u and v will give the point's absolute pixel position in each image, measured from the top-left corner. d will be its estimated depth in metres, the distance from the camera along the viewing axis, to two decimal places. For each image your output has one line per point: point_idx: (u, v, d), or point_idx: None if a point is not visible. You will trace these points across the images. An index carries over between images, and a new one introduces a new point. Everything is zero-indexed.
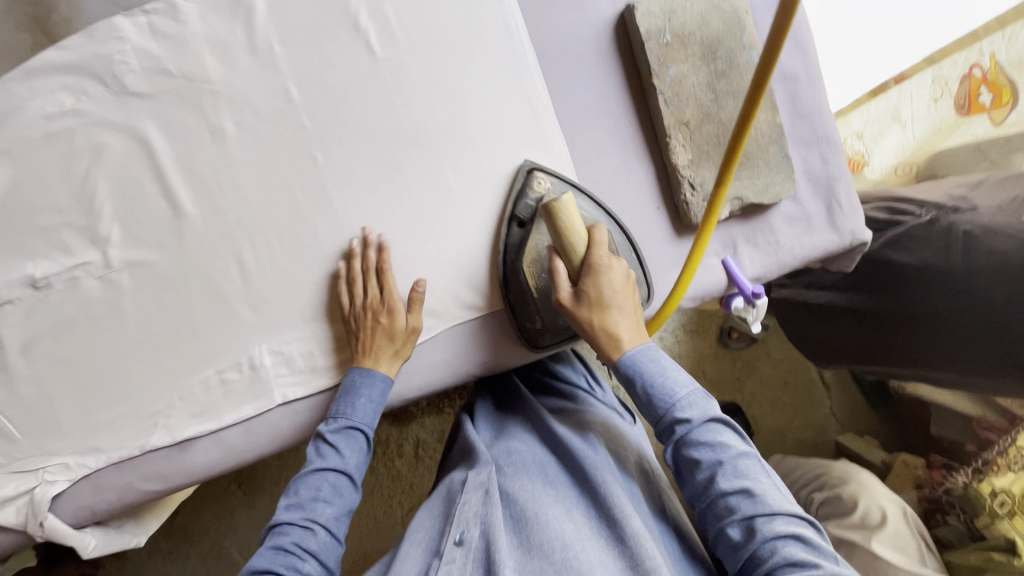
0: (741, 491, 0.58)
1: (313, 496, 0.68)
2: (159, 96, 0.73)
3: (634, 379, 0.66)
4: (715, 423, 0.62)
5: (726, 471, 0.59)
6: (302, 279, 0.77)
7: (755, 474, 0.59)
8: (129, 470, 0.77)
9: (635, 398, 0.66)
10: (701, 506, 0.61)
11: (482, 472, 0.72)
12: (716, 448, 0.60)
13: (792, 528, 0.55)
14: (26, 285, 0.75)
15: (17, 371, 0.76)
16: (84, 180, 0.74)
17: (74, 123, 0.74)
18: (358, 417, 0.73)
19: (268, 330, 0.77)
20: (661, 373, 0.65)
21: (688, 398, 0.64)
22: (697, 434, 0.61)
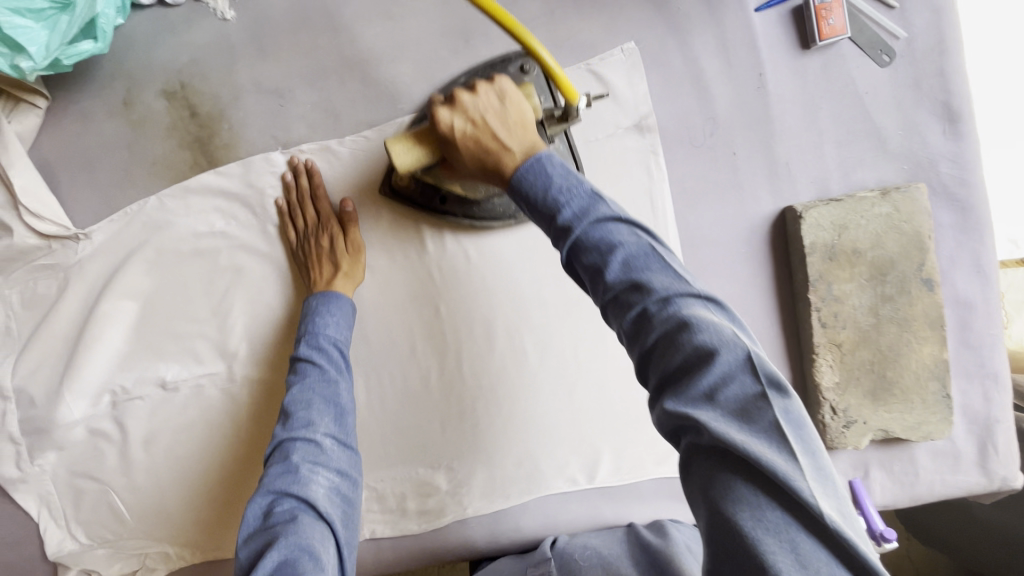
0: (706, 359, 0.41)
1: (307, 416, 0.64)
2: (302, 232, 0.75)
3: (535, 203, 0.51)
4: (606, 220, 0.48)
5: (679, 310, 0.43)
6: (405, 421, 0.77)
7: (650, 264, 0.46)
8: (221, 568, 0.81)
9: (584, 270, 0.48)
10: (644, 365, 0.46)
11: (541, 566, 0.68)
12: (683, 300, 0.44)
13: (687, 302, 0.44)
14: (157, 385, 0.79)
15: (135, 461, 0.81)
16: (220, 298, 0.78)
17: (222, 244, 0.77)
18: (329, 336, 0.69)
19: (367, 465, 0.78)
20: (564, 174, 0.51)
21: (617, 237, 0.47)
22: (660, 305, 0.45)
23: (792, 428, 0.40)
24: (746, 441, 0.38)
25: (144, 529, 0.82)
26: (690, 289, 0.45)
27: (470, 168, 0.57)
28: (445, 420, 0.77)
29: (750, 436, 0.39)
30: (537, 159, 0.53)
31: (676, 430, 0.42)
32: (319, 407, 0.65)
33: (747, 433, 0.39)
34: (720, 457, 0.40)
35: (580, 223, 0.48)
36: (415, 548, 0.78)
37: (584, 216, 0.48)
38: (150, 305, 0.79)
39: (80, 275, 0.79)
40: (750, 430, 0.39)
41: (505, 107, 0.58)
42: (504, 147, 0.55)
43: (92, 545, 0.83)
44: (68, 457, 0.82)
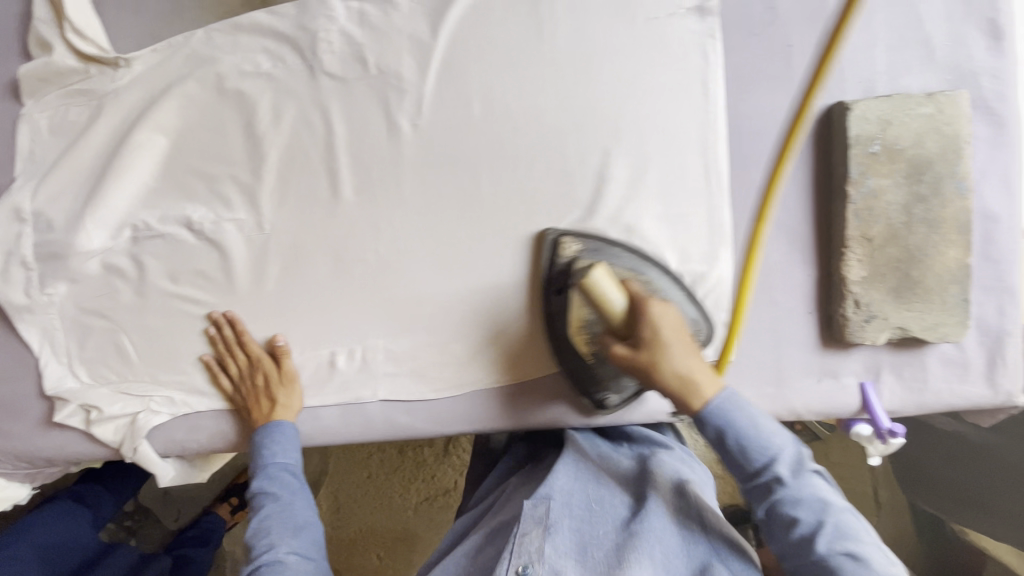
0: (856, 557, 0.53)
1: (287, 523, 0.67)
2: (351, 82, 0.75)
3: (738, 442, 0.59)
4: (812, 484, 0.58)
5: (866, 546, 0.54)
6: (430, 287, 0.77)
7: (857, 529, 0.55)
8: (227, 419, 0.80)
9: (773, 520, 0.58)
10: (794, 556, 0.57)
11: (540, 505, 0.67)
12: (817, 515, 0.56)
13: (855, 548, 0.54)
14: (181, 225, 0.78)
15: (149, 301, 0.79)
16: (256, 140, 0.76)
17: (265, 86, 0.76)
18: (272, 461, 0.72)
19: (388, 328, 0.78)
20: (754, 423, 0.60)
21: (787, 460, 0.59)
22: (809, 523, 0.56)
23: None
24: None
25: (151, 373, 0.80)
26: (829, 494, 0.57)
27: (669, 368, 0.60)
28: (470, 290, 0.78)
29: None
30: (720, 409, 0.60)
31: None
32: (281, 449, 0.73)
33: None
34: None
35: (766, 462, 0.59)
36: (427, 414, 0.79)
37: (778, 478, 0.58)
38: (182, 143, 0.77)
39: (115, 105, 0.78)
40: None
41: (678, 322, 0.62)
42: (681, 367, 0.60)
43: (92, 384, 0.81)
44: (80, 291, 0.80)
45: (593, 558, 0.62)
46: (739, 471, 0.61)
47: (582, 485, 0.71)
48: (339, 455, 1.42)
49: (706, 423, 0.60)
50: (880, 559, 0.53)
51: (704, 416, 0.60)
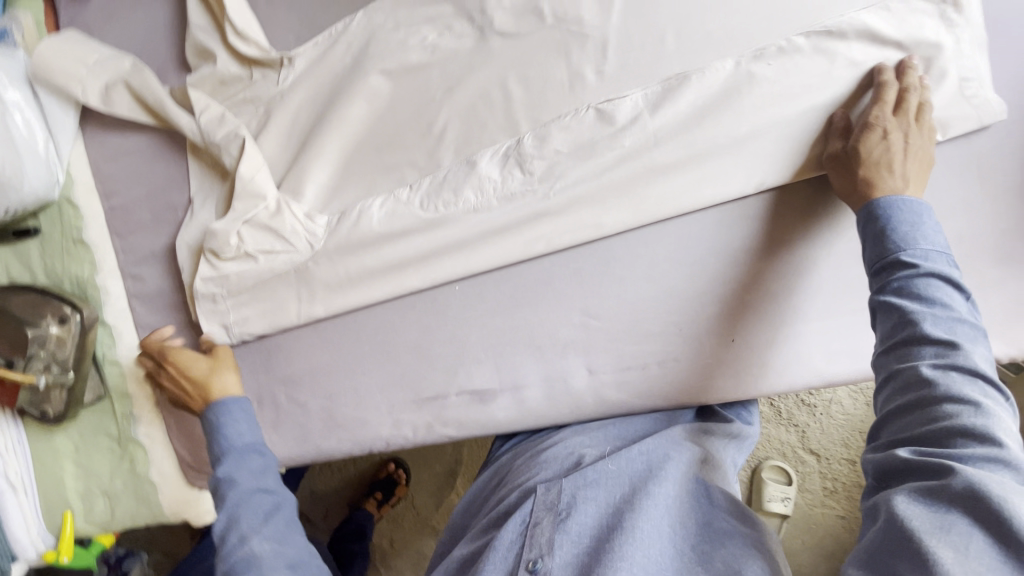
0: (967, 397, 0.46)
1: (245, 524, 0.67)
2: (525, 37, 0.69)
3: (895, 232, 0.54)
4: (961, 349, 0.48)
5: (950, 355, 0.48)
6: (629, 250, 0.72)
7: (967, 340, 0.49)
8: (428, 411, 0.79)
9: (887, 335, 0.52)
10: (899, 376, 0.50)
11: (551, 490, 0.65)
12: (949, 356, 0.48)
13: (972, 361, 0.47)
14: (360, 217, 0.75)
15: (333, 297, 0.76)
16: (430, 120, 0.73)
17: (434, 58, 0.72)
18: (234, 444, 0.73)
19: (588, 296, 0.73)
20: (915, 225, 0.54)
21: (927, 254, 0.53)
22: (930, 331, 0.49)
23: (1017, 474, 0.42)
24: (980, 477, 0.41)
25: (350, 375, 0.81)
26: (990, 377, 0.47)
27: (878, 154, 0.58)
28: (672, 246, 0.70)
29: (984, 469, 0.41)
30: (913, 232, 0.54)
31: (890, 413, 0.50)
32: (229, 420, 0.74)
33: (997, 480, 0.40)
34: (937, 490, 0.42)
35: (927, 287, 0.51)
36: (642, 387, 0.73)
37: (926, 336, 0.49)
38: (353, 132, 0.75)
39: (282, 104, 0.76)
40: (995, 481, 0.40)
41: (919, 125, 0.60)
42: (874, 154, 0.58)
43: (293, 390, 0.82)
44: (257, 304, 0.78)
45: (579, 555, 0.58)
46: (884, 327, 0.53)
47: (546, 458, 0.72)
48: (472, 444, 1.41)
49: (880, 236, 0.55)
50: (1005, 437, 0.44)
51: (899, 271, 0.53)
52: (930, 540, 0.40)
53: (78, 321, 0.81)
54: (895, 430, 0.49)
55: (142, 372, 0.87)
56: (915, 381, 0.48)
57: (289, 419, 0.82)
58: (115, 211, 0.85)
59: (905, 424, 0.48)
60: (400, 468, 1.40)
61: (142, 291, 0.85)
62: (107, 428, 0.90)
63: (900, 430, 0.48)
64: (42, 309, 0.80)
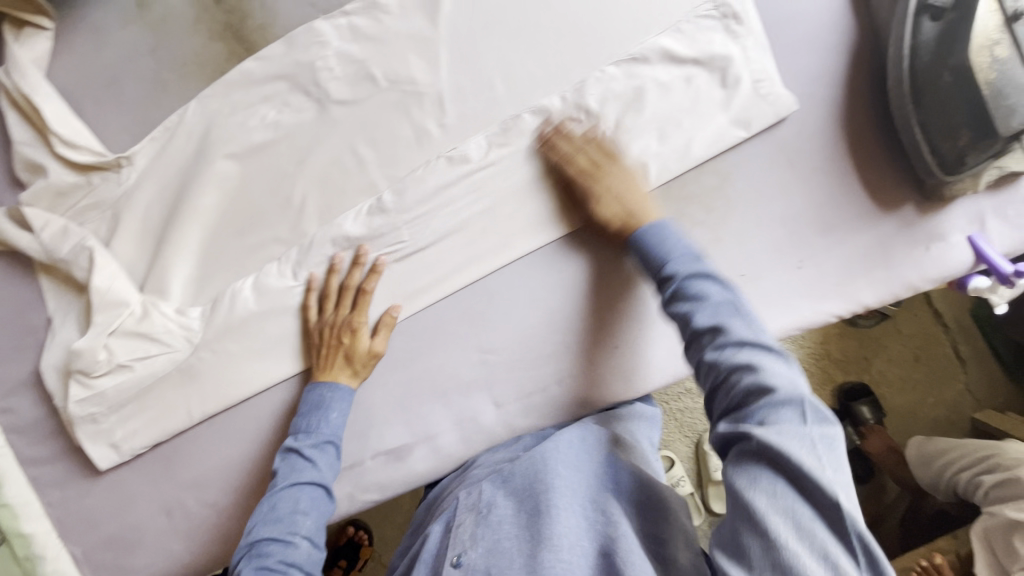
0: (747, 366, 0.52)
1: (291, 509, 0.63)
2: (363, 102, 0.71)
3: (654, 254, 0.62)
4: (728, 332, 0.54)
5: (726, 338, 0.54)
6: (505, 285, 0.75)
7: (732, 315, 0.55)
8: (347, 480, 0.78)
9: (679, 322, 0.58)
10: (699, 371, 0.56)
11: (472, 494, 0.67)
12: (722, 336, 0.55)
13: (739, 342, 0.53)
14: (234, 304, 0.73)
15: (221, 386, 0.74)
16: (288, 194, 0.73)
17: (278, 134, 0.72)
18: (330, 432, 0.69)
19: (478, 335, 0.76)
20: (663, 243, 0.62)
21: (682, 269, 0.59)
22: (699, 320, 0.56)
23: (811, 414, 0.48)
24: (782, 445, 0.47)
25: (256, 463, 0.77)
26: (762, 342, 0.53)
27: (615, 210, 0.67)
28: (543, 274, 0.75)
29: (780, 430, 0.48)
30: (667, 255, 0.61)
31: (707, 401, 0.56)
32: (332, 410, 0.69)
33: (784, 437, 0.47)
34: (749, 455, 0.49)
35: (685, 284, 0.58)
36: (547, 409, 0.76)
37: (698, 322, 0.56)
38: (210, 220, 0.73)
39: (129, 206, 0.73)
40: (776, 431, 0.48)
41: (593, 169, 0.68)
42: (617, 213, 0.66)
43: (200, 490, 0.78)
44: (143, 414, 0.74)
45: (502, 546, 0.59)
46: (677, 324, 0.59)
47: (474, 471, 0.73)
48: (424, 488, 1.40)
49: (655, 261, 0.62)
50: (776, 380, 0.51)
51: (671, 282, 0.60)
52: (767, 514, 0.46)
53: None
54: (716, 408, 0.55)
55: (33, 511, 0.80)
56: (706, 367, 0.55)
57: (203, 522, 0.78)
58: None
59: (720, 401, 0.54)
60: (358, 531, 1.37)
61: (17, 424, 0.79)
62: None
63: (715, 409, 0.55)
64: None
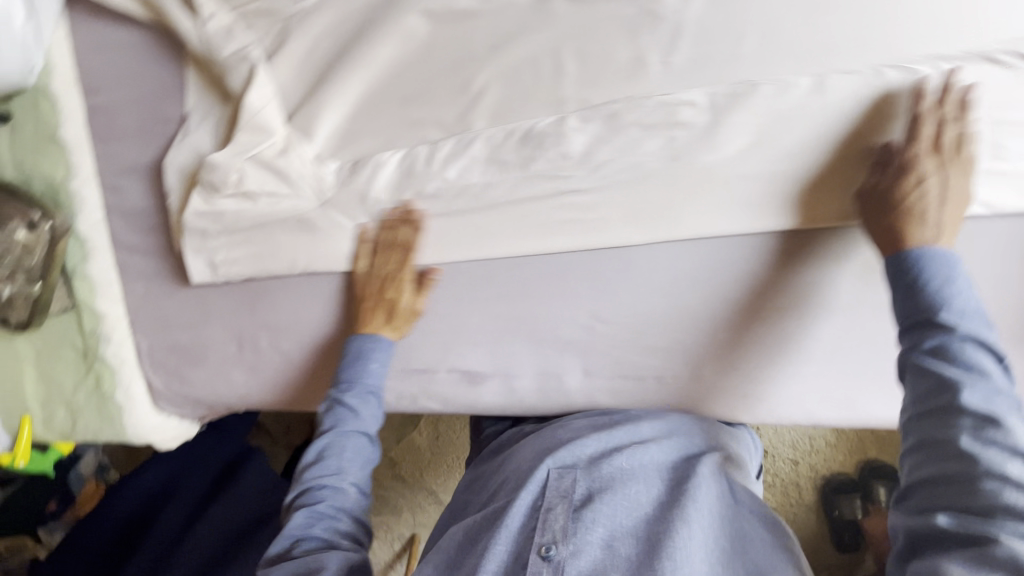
0: (1010, 478, 0.40)
1: (338, 460, 0.66)
2: (590, 6, 0.62)
3: (930, 287, 0.49)
4: (996, 417, 0.43)
5: (993, 430, 0.42)
6: (650, 262, 0.67)
7: (1003, 404, 0.44)
8: (416, 382, 0.77)
9: (914, 372, 0.47)
10: (921, 445, 0.45)
11: (564, 478, 0.63)
12: (988, 431, 0.43)
13: (1021, 438, 0.42)
14: (375, 172, 0.68)
15: (323, 250, 0.70)
16: (467, 79, 0.66)
17: (485, 7, 0.63)
18: (369, 380, 0.69)
19: (600, 301, 0.69)
20: (949, 278, 0.49)
21: (969, 311, 0.47)
22: (969, 399, 0.44)
23: None
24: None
25: (335, 334, 0.74)
26: None
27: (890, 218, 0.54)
28: (694, 268, 0.66)
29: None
30: (960, 299, 0.48)
31: (908, 496, 0.45)
32: (365, 366, 0.69)
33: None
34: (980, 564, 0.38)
35: (969, 392, 0.44)
36: (635, 394, 0.73)
37: (958, 403, 0.44)
38: (379, 75, 0.67)
39: (302, 27, 0.67)
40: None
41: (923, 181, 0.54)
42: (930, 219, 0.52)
43: (271, 338, 0.77)
44: (247, 241, 0.72)
45: (616, 551, 0.55)
46: (913, 393, 0.47)
47: (556, 437, 0.70)
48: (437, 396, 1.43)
49: (931, 289, 0.49)
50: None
51: (937, 331, 0.47)
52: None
53: (50, 228, 0.75)
54: (926, 496, 0.44)
55: (114, 291, 0.80)
56: (946, 453, 0.44)
57: (269, 362, 0.78)
58: (96, 112, 0.75)
59: (925, 490, 0.44)
60: None
61: (121, 206, 0.77)
62: (74, 341, 0.85)
63: (928, 498, 0.44)
64: (6, 212, 0.73)
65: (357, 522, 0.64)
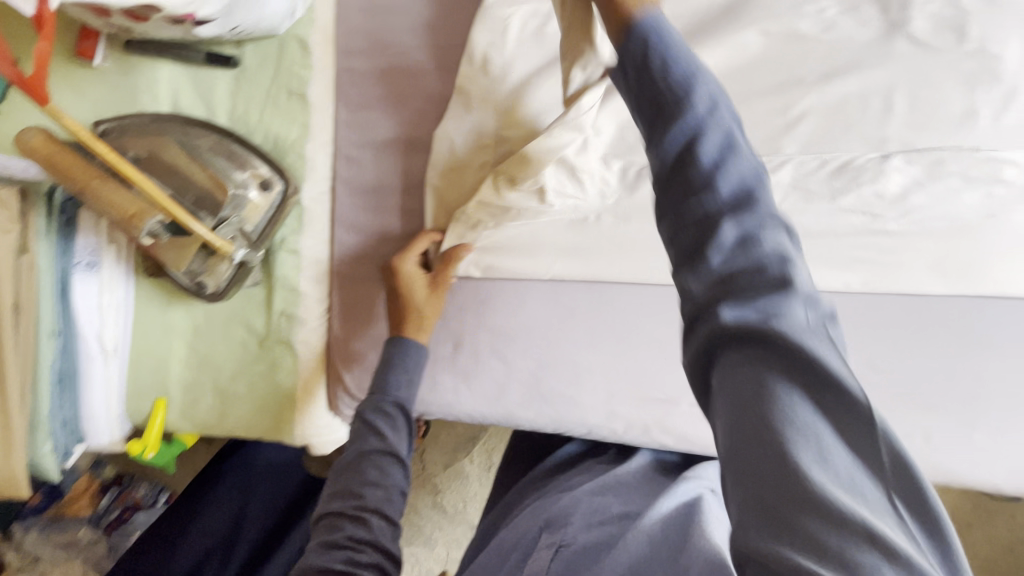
0: (736, 193, 0.33)
1: (381, 479, 0.55)
2: (934, 52, 0.61)
3: (642, 24, 0.35)
4: (728, 139, 0.35)
5: (705, 131, 0.34)
6: (933, 316, 0.66)
7: (722, 114, 0.35)
8: (652, 412, 0.71)
9: (642, 98, 0.36)
10: (676, 189, 0.35)
11: (554, 531, 0.57)
12: (727, 157, 0.34)
13: (732, 166, 0.34)
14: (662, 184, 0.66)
15: (589, 255, 0.70)
16: (790, 102, 0.63)
17: (823, 38, 0.62)
18: (401, 394, 0.60)
19: (872, 348, 0.67)
20: (664, 24, 0.35)
21: (686, 47, 0.35)
22: (692, 124, 0.34)
23: (831, 331, 0.31)
24: (819, 353, 0.29)
25: (575, 345, 0.72)
26: (761, 178, 0.34)
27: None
28: (976, 328, 0.65)
29: (807, 336, 0.30)
30: (692, 69, 0.35)
31: (694, 312, 0.33)
32: (412, 370, 0.61)
33: (820, 347, 0.29)
34: (754, 362, 0.30)
35: (697, 107, 0.34)
36: None
37: (694, 124, 0.34)
38: None
39: None
40: (801, 332, 0.30)
41: None
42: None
43: (500, 342, 0.73)
44: (507, 239, 0.70)
45: None
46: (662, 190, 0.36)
47: (548, 498, 0.66)
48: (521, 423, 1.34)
49: (660, 71, 0.35)
50: (774, 235, 0.33)
51: (671, 69, 0.35)
52: (818, 479, 0.27)
53: (280, 192, 0.67)
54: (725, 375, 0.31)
55: (321, 271, 0.72)
56: (674, 163, 0.35)
57: (485, 372, 0.73)
58: (352, 73, 0.69)
59: (697, 278, 0.33)
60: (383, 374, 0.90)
61: (355, 180, 0.70)
62: (249, 320, 0.75)
63: (680, 252, 0.35)
64: (243, 166, 0.66)
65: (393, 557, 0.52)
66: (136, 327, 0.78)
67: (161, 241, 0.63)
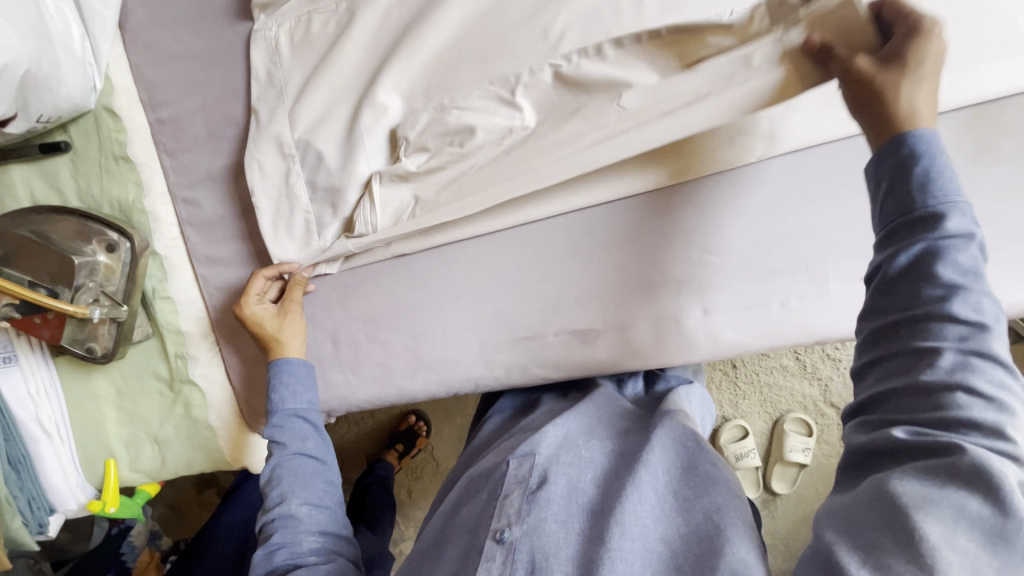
0: (957, 285, 0.40)
1: (293, 478, 0.65)
2: None
3: (931, 179, 0.43)
4: (955, 238, 0.41)
5: (964, 295, 0.40)
6: (753, 183, 0.66)
7: (966, 262, 0.41)
8: (525, 350, 0.74)
9: (895, 281, 0.43)
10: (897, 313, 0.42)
11: (526, 464, 0.63)
12: (963, 295, 0.40)
13: (977, 305, 0.40)
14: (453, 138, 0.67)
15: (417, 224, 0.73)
16: (547, 25, 0.64)
17: None
18: (293, 406, 0.69)
19: (705, 231, 0.68)
20: (946, 164, 0.44)
21: (958, 237, 0.41)
22: (953, 245, 0.41)
23: (978, 376, 0.38)
24: (960, 393, 0.38)
25: (437, 308, 0.75)
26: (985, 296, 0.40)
27: None
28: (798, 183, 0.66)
29: (975, 374, 0.38)
30: (951, 194, 0.42)
31: (884, 350, 0.43)
32: (294, 384, 0.70)
33: (974, 394, 0.38)
34: (934, 406, 0.39)
35: (947, 238, 0.41)
36: (761, 327, 0.69)
37: (931, 245, 0.41)
38: (455, 36, 0.67)
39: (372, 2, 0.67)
40: (994, 404, 0.37)
41: None
42: None
43: (369, 327, 0.76)
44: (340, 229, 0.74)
45: (547, 530, 0.55)
46: (881, 210, 0.46)
47: (518, 436, 0.71)
48: None
49: (917, 184, 0.43)
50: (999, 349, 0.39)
51: (924, 228, 0.42)
52: (934, 541, 0.34)
53: (129, 249, 0.72)
54: (889, 409, 0.42)
55: (199, 307, 0.79)
56: (915, 289, 0.42)
57: (367, 358, 0.77)
58: (164, 124, 0.75)
59: (901, 355, 0.42)
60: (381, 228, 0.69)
61: (200, 218, 0.76)
62: (156, 370, 0.82)
63: (893, 347, 0.42)
64: (87, 235, 0.71)
65: (332, 536, 0.63)
66: (70, 404, 0.84)
67: (37, 321, 0.71)
